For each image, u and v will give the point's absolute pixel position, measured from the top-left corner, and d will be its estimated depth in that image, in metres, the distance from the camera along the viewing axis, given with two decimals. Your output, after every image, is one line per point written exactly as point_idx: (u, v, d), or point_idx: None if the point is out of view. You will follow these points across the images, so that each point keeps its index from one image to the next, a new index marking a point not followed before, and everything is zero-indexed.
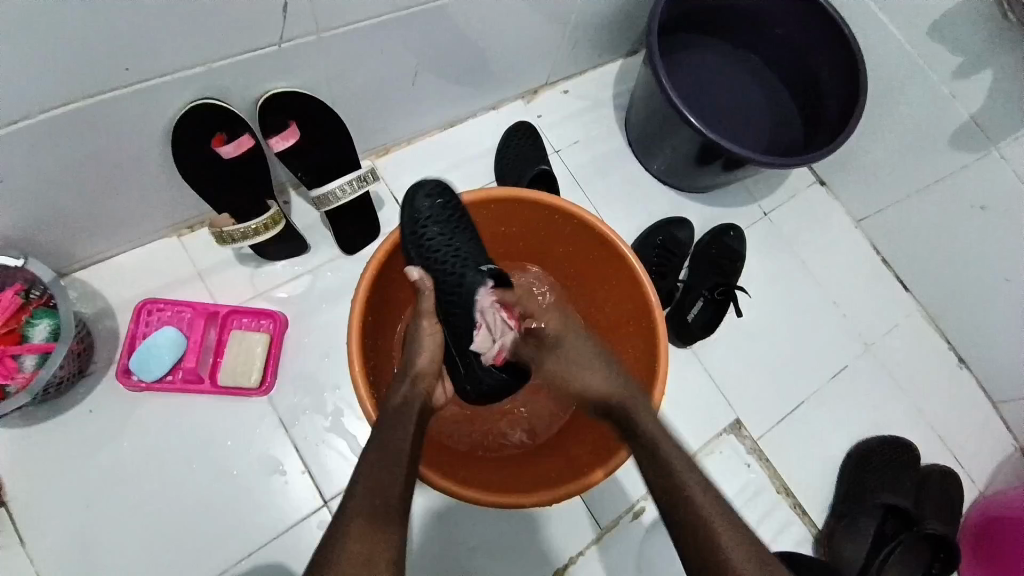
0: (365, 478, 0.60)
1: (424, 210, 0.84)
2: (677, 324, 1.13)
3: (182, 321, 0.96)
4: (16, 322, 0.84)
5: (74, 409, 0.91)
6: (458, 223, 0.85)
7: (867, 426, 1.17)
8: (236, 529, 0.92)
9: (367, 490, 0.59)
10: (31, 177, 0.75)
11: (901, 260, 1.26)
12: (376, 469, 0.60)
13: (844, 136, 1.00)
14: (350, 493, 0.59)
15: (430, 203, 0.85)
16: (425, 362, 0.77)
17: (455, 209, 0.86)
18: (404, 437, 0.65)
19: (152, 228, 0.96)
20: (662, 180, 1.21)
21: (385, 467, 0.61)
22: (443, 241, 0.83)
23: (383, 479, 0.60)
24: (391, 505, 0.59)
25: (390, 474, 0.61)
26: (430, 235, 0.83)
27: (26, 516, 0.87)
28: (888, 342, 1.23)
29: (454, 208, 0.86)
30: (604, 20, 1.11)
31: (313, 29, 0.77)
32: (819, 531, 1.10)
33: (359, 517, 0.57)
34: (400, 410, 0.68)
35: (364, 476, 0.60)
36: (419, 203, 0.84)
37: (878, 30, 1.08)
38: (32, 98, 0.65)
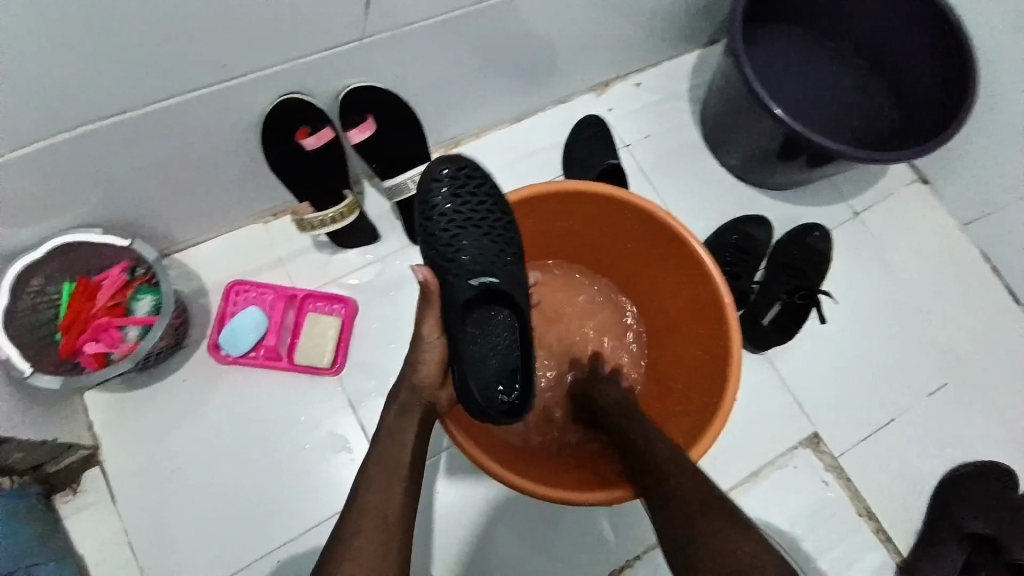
0: (371, 491, 0.63)
1: (436, 198, 0.77)
2: (750, 328, 1.08)
3: (264, 302, 1.02)
4: (122, 297, 0.93)
5: (167, 378, 1.01)
6: (473, 209, 0.77)
7: (963, 450, 1.06)
8: (305, 500, 0.98)
9: (374, 497, 0.63)
10: (134, 166, 0.82)
11: (1017, 270, 1.12)
12: (381, 470, 0.65)
13: (952, 131, 0.90)
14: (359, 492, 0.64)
15: (446, 190, 0.77)
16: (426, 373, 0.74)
17: (469, 190, 0.78)
18: (405, 450, 0.68)
19: (239, 216, 1.04)
20: (740, 175, 1.15)
21: (386, 480, 0.65)
22: (449, 237, 0.75)
23: (388, 491, 0.63)
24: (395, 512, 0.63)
25: (393, 482, 0.64)
26: (437, 229, 0.76)
27: (124, 472, 0.97)
28: (994, 361, 1.11)
29: (470, 196, 0.78)
30: (683, 8, 1.06)
31: (392, 25, 0.80)
32: (903, 561, 1.02)
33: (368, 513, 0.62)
34: (399, 420, 0.70)
35: (370, 492, 0.63)
36: (434, 189, 0.77)
37: (992, 13, 0.96)
38: (135, 95, 0.72)
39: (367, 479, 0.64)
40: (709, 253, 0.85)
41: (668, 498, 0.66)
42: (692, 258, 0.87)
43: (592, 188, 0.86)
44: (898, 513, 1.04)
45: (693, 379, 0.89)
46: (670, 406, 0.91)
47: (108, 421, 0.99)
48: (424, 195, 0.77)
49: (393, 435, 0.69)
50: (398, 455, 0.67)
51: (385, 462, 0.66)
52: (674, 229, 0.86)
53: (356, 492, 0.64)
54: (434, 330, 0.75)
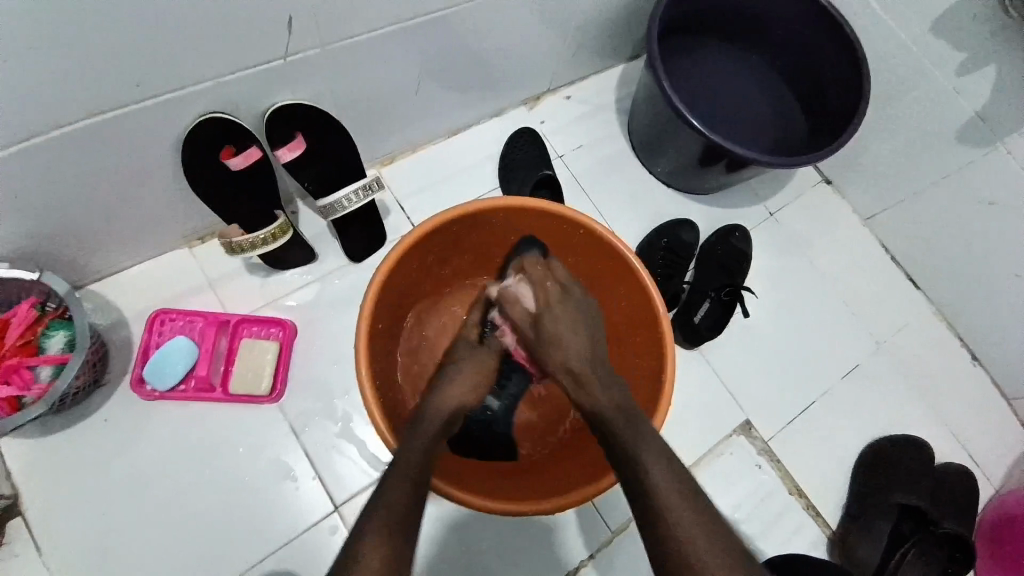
0: (380, 511, 0.60)
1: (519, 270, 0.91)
2: (683, 325, 1.13)
3: (194, 330, 0.97)
4: (32, 334, 0.86)
5: (90, 418, 0.93)
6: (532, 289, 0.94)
7: (879, 425, 1.16)
8: (251, 534, 0.93)
9: (377, 513, 0.59)
10: (44, 193, 0.76)
11: (912, 258, 1.24)
12: (395, 491, 0.62)
13: (849, 135, 0.99)
14: (368, 516, 0.59)
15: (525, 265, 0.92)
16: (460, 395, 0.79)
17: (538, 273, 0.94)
18: (424, 471, 0.66)
19: (164, 240, 0.98)
20: (667, 182, 1.21)
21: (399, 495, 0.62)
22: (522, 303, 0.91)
23: (400, 505, 0.61)
24: (406, 530, 0.60)
25: (407, 503, 0.62)
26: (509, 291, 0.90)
27: (42, 525, 0.89)
28: (900, 341, 1.22)
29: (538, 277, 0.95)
30: (606, 24, 1.11)
31: (319, 43, 0.78)
32: (833, 533, 1.09)
33: (377, 535, 0.58)
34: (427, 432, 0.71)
35: (377, 514, 0.59)
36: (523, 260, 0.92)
37: (878, 29, 1.07)
38: (44, 116, 0.67)
39: (384, 499, 0.61)
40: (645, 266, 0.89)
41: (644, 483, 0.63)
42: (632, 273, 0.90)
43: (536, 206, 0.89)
44: (828, 487, 1.12)
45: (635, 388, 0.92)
46: None
47: (24, 470, 0.90)
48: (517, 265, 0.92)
49: (407, 456, 0.67)
50: (417, 473, 0.65)
51: (404, 476, 0.64)
52: (614, 244, 0.89)
53: (364, 518, 0.60)
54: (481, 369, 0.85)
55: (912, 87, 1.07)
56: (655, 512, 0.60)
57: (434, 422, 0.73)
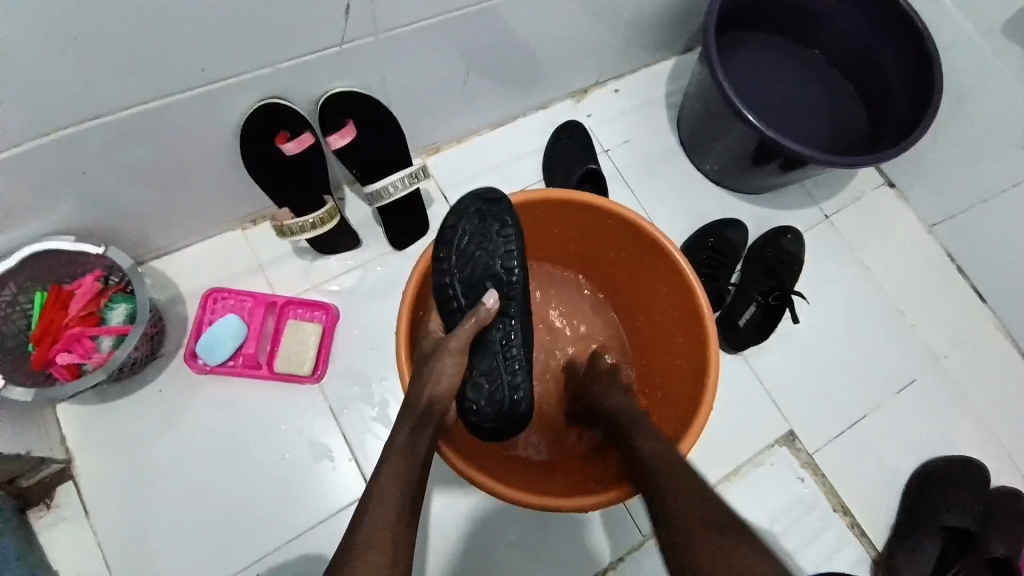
0: (379, 505, 0.61)
1: (456, 236, 0.76)
2: (729, 331, 1.10)
3: (243, 309, 1.01)
4: (96, 306, 0.91)
5: (143, 388, 0.98)
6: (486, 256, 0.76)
7: (933, 444, 1.10)
8: (288, 510, 0.96)
9: (379, 506, 0.61)
10: (106, 173, 0.80)
11: (978, 268, 1.17)
12: (393, 483, 0.63)
13: (918, 133, 0.93)
14: (368, 504, 0.62)
15: (469, 228, 0.76)
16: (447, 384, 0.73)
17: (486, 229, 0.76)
18: (415, 469, 0.65)
19: (218, 222, 1.02)
20: (716, 180, 1.17)
21: (393, 492, 0.62)
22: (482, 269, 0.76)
23: (399, 500, 0.62)
24: (405, 514, 0.62)
25: (404, 494, 0.63)
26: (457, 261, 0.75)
27: (96, 487, 0.94)
28: (960, 357, 1.15)
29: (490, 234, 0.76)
30: (657, 17, 1.09)
31: (372, 31, 0.80)
32: (878, 554, 1.04)
33: (380, 526, 0.60)
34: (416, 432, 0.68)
35: (380, 504, 0.61)
36: (459, 229, 0.76)
37: (951, 25, 1.00)
38: (109, 100, 0.70)
39: (380, 489, 0.62)
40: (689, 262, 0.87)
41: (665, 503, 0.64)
42: (678, 275, 0.88)
43: (587, 202, 0.88)
44: (874, 506, 1.07)
45: (674, 395, 0.90)
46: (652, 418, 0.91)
47: (81, 434, 0.96)
48: (450, 232, 0.76)
49: (397, 450, 0.66)
50: (408, 470, 0.64)
51: (397, 474, 0.64)
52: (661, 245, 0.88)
53: (366, 504, 0.62)
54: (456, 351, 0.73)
55: (985, 87, 1.00)
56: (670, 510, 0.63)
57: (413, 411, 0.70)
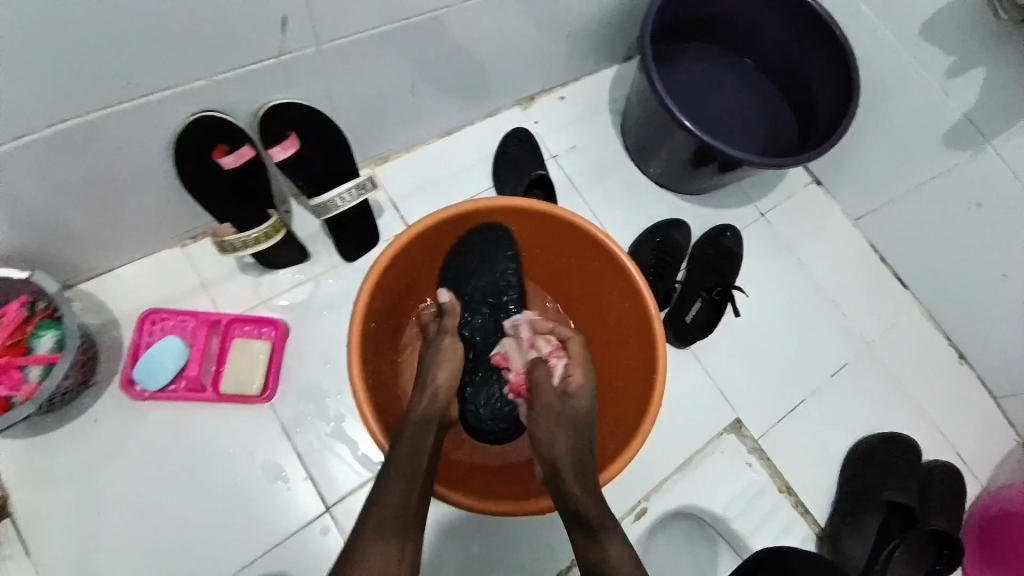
0: (382, 504, 0.64)
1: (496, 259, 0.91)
2: (677, 328, 1.13)
3: (184, 330, 0.97)
4: (22, 334, 0.85)
5: (79, 419, 0.93)
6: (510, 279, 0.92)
7: (868, 424, 1.17)
8: (246, 535, 0.93)
9: (389, 503, 0.64)
10: (31, 193, 0.75)
11: (900, 258, 1.26)
12: (400, 483, 0.66)
13: (842, 135, 0.99)
14: (373, 503, 0.65)
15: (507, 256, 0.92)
16: (444, 377, 0.77)
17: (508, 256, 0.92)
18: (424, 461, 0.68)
19: (155, 240, 0.97)
20: (660, 183, 1.21)
21: (395, 495, 0.65)
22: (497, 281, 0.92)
23: (399, 512, 0.64)
24: (410, 515, 0.65)
25: (411, 495, 0.66)
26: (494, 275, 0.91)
27: (32, 527, 0.88)
28: (889, 343, 1.23)
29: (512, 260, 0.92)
30: (599, 26, 1.11)
31: (313, 42, 0.78)
32: (822, 530, 1.11)
33: (382, 535, 0.62)
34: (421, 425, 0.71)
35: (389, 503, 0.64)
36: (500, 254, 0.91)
37: (869, 33, 1.07)
38: (33, 117, 0.66)
39: (387, 488, 0.65)
40: (638, 267, 0.89)
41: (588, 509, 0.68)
42: (626, 278, 0.91)
43: (535, 208, 0.89)
44: (819, 486, 1.13)
45: (624, 394, 0.92)
46: (601, 420, 0.94)
47: (16, 469, 0.90)
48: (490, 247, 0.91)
49: (405, 448, 0.68)
50: (417, 466, 0.67)
51: (403, 475, 0.66)
52: (608, 247, 0.90)
53: (370, 507, 0.64)
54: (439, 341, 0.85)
55: (900, 91, 1.08)
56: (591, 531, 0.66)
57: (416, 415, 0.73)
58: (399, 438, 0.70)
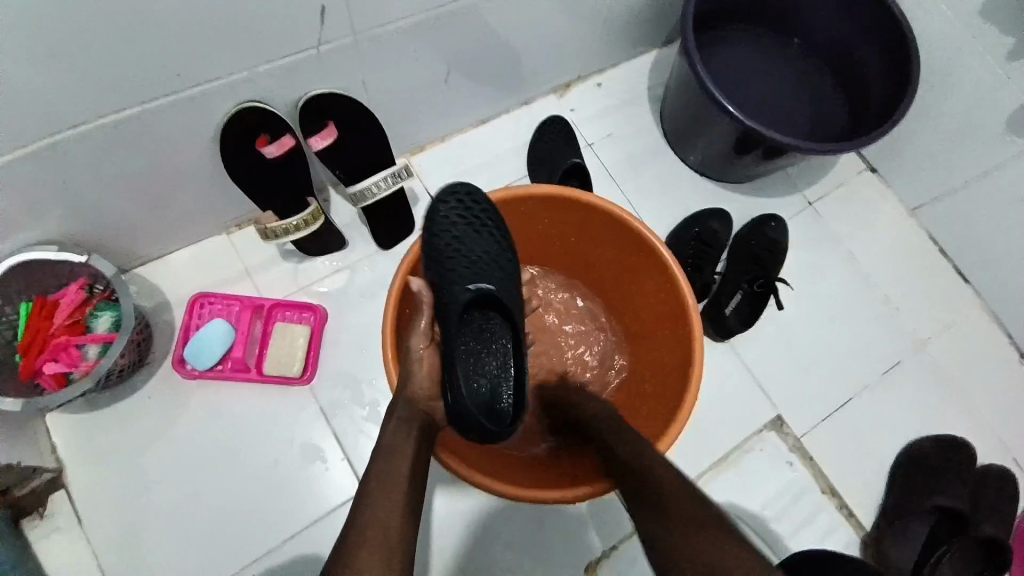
0: (376, 496, 0.62)
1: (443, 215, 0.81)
2: (715, 318, 1.10)
3: (230, 313, 1.01)
4: (81, 314, 0.91)
5: (133, 397, 0.98)
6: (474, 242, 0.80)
7: (919, 426, 1.12)
8: (284, 512, 0.97)
9: (382, 500, 0.62)
10: (87, 182, 0.80)
11: (959, 251, 1.18)
12: (384, 469, 0.65)
13: (897, 119, 0.94)
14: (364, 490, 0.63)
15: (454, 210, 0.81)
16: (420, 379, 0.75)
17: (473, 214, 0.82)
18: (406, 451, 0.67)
19: (203, 227, 1.02)
20: (700, 171, 1.18)
21: (386, 484, 0.63)
22: (455, 244, 0.79)
23: (389, 500, 0.62)
24: (401, 504, 0.63)
25: (399, 484, 0.64)
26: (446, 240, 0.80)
27: (89, 496, 0.94)
28: (944, 340, 1.16)
29: (474, 215, 0.82)
30: (638, 10, 1.09)
31: (349, 33, 0.79)
32: (867, 535, 1.06)
33: (373, 521, 0.60)
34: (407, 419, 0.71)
35: (376, 492, 0.63)
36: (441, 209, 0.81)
37: (929, 11, 1.01)
38: (86, 109, 0.70)
39: (372, 487, 0.63)
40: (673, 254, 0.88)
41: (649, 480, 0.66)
42: (662, 266, 0.89)
43: (566, 197, 0.89)
44: (863, 489, 1.08)
45: (660, 385, 0.91)
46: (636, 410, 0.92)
47: (75, 442, 0.96)
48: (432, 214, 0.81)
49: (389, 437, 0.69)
50: (402, 461, 0.66)
51: (392, 460, 0.66)
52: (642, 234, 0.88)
53: (365, 494, 0.63)
54: (423, 342, 0.76)
55: (961, 72, 1.02)
56: (652, 497, 0.64)
57: (394, 412, 0.71)
58: (384, 432, 0.70)
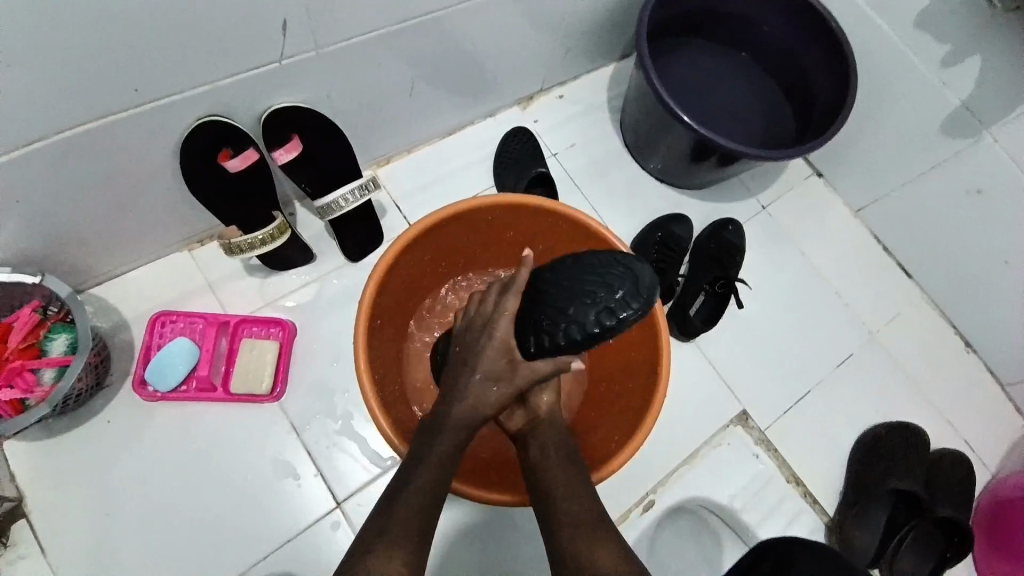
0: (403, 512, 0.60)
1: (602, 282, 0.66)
2: (680, 319, 1.13)
3: (195, 331, 0.98)
4: (34, 338, 0.87)
5: (92, 420, 0.95)
6: None
7: (875, 414, 1.17)
8: (255, 532, 0.95)
9: (402, 524, 0.59)
10: (42, 199, 0.78)
11: (903, 248, 1.26)
12: (422, 488, 0.62)
13: (839, 125, 1.00)
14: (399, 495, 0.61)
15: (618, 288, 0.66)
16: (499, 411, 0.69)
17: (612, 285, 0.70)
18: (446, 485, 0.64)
19: (164, 243, 1.00)
20: (660, 178, 1.22)
21: (418, 500, 0.61)
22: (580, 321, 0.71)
23: (425, 517, 0.61)
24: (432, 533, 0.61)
25: (434, 499, 0.62)
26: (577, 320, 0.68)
27: (47, 526, 0.90)
28: (893, 332, 1.23)
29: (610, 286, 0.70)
30: (596, 24, 1.13)
31: (313, 46, 0.80)
32: (831, 521, 1.11)
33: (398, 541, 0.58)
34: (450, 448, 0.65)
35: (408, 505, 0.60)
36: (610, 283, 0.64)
37: (865, 24, 1.08)
38: (44, 124, 0.68)
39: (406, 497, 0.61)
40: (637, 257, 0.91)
41: (546, 503, 0.65)
42: None
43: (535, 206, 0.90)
44: (826, 477, 1.13)
45: (626, 385, 0.93)
46: (605, 409, 0.95)
47: (31, 470, 0.92)
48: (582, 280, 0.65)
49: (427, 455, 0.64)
50: (437, 491, 0.62)
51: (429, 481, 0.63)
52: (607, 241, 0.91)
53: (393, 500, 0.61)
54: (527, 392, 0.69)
55: (894, 81, 1.09)
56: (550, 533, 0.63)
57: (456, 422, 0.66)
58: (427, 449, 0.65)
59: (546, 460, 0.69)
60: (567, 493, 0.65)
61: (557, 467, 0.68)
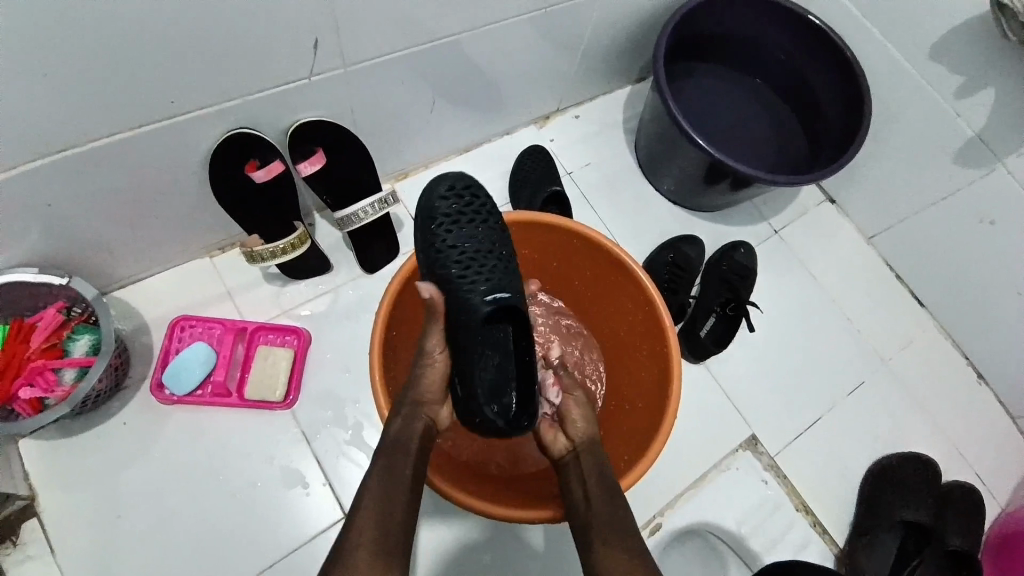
0: (361, 517, 0.63)
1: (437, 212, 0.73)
2: (690, 340, 1.15)
3: (212, 337, 1.01)
4: (57, 338, 0.89)
5: (107, 421, 0.96)
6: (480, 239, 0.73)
7: (885, 442, 1.17)
8: (262, 538, 0.95)
9: (365, 527, 0.62)
10: (74, 203, 0.80)
11: (915, 276, 1.26)
12: (380, 486, 0.65)
13: (852, 153, 1.01)
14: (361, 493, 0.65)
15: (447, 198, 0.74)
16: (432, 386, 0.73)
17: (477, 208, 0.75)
18: (399, 490, 0.66)
19: (186, 250, 1.02)
20: (673, 200, 1.24)
21: (381, 504, 0.64)
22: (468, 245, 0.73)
23: (389, 523, 0.63)
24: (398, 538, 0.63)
25: (396, 496, 0.65)
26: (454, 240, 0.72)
27: (59, 525, 0.91)
28: (904, 359, 1.23)
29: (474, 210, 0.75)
30: (614, 48, 1.15)
31: (341, 64, 0.83)
32: (840, 550, 1.10)
33: (361, 550, 0.60)
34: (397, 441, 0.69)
35: (363, 510, 0.63)
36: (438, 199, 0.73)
37: (879, 54, 1.10)
38: (81, 131, 0.71)
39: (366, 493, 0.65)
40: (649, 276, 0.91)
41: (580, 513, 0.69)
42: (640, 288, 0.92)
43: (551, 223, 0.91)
44: (834, 504, 1.12)
45: (640, 402, 0.94)
46: (619, 424, 0.95)
47: (46, 469, 0.93)
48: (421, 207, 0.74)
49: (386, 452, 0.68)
50: (388, 487, 0.65)
51: (387, 481, 0.65)
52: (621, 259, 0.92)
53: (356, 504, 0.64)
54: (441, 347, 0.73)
55: (907, 110, 1.10)
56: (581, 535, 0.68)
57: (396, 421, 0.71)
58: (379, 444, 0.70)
59: (578, 473, 0.72)
60: (601, 492, 0.70)
61: (595, 491, 0.70)
